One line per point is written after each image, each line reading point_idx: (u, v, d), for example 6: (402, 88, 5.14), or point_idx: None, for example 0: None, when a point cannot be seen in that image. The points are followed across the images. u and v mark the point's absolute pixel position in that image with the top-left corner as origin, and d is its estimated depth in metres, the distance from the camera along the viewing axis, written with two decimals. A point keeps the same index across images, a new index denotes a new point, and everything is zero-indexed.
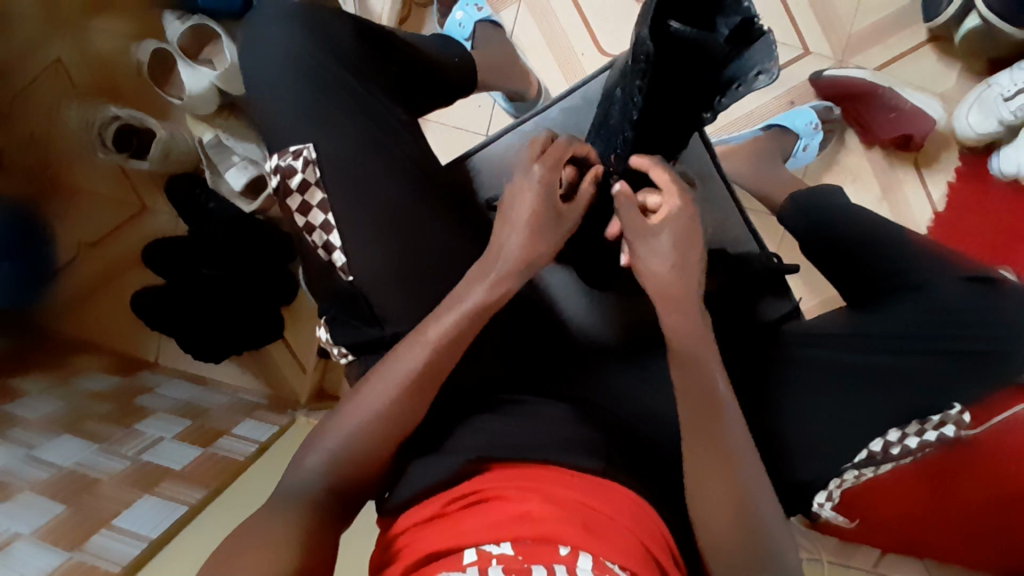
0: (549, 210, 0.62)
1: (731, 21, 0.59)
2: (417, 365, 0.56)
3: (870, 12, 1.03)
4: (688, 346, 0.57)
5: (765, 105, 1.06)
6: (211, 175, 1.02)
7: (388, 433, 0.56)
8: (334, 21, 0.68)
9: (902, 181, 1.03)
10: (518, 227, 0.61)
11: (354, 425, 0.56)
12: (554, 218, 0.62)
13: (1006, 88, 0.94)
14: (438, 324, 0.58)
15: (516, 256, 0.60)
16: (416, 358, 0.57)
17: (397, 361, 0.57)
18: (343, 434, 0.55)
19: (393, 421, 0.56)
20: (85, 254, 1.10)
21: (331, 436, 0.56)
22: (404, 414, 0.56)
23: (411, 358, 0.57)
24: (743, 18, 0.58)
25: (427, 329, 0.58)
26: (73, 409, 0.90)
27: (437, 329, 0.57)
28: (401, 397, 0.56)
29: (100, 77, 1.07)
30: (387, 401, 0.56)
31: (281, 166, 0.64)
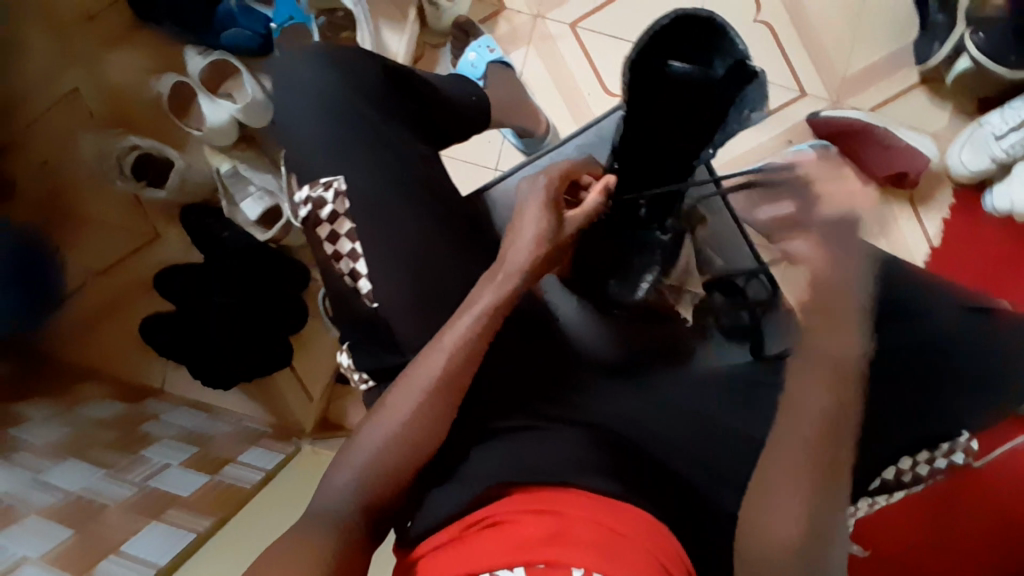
0: (552, 214, 0.66)
1: (725, 61, 0.71)
2: (435, 371, 0.60)
3: (862, 58, 1.09)
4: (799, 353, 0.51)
5: (764, 144, 1.09)
6: (227, 205, 1.02)
7: (412, 449, 0.58)
8: (361, 60, 0.71)
9: (898, 217, 1.06)
10: (525, 233, 0.65)
11: (380, 439, 0.58)
12: (557, 220, 0.66)
13: (997, 127, 0.99)
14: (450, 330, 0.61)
15: (523, 258, 0.64)
16: (434, 365, 0.60)
17: (414, 369, 0.60)
18: (370, 450, 0.58)
19: (415, 437, 0.58)
20: (95, 280, 1.11)
21: (358, 454, 0.58)
22: (427, 430, 0.59)
23: (431, 365, 0.60)
24: (735, 60, 0.71)
25: (443, 336, 0.61)
26: (79, 436, 0.90)
27: (452, 337, 0.60)
28: (422, 409, 0.59)
29: (119, 108, 1.10)
30: (409, 411, 0.59)
31: (312, 197, 0.66)
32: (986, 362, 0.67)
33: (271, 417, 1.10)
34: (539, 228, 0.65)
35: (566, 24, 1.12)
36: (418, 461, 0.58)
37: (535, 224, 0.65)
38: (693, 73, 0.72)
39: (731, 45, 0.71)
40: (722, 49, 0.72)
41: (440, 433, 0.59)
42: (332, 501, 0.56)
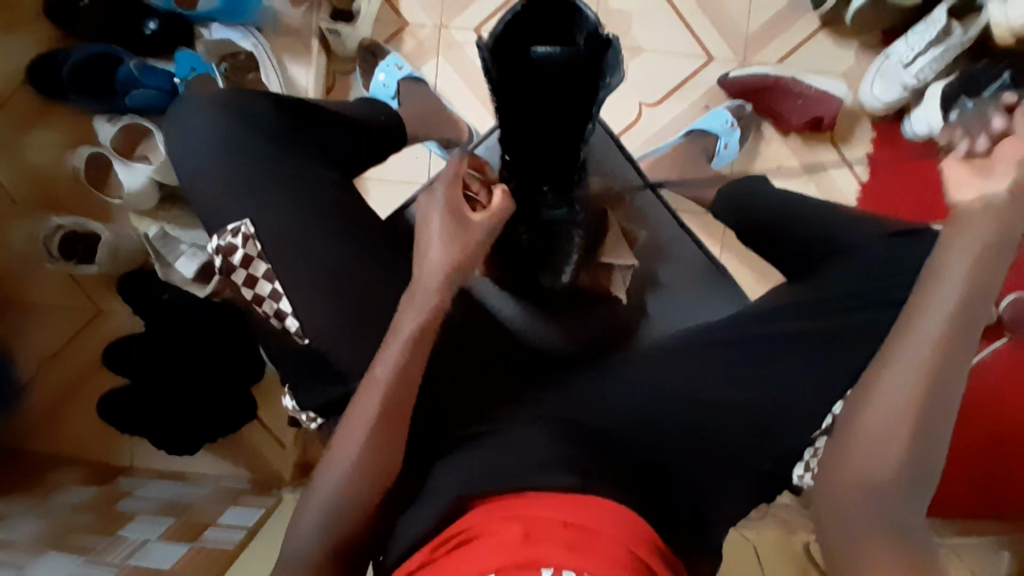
0: (457, 220, 0.62)
1: (581, 35, 0.62)
2: (373, 407, 0.56)
3: (761, 13, 1.11)
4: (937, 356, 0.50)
5: (682, 113, 1.11)
6: (161, 268, 1.00)
7: (369, 482, 0.57)
8: (251, 101, 0.71)
9: (824, 159, 1.09)
10: (434, 240, 0.62)
11: (335, 481, 0.56)
12: (462, 227, 0.62)
13: (904, 56, 1.03)
14: (380, 367, 0.58)
15: (439, 270, 0.60)
16: (370, 401, 0.57)
17: (354, 406, 0.58)
18: (329, 497, 0.56)
19: (375, 472, 0.57)
20: (47, 367, 1.08)
21: (318, 498, 0.56)
22: (385, 461, 0.57)
23: (368, 401, 0.57)
24: (590, 32, 0.62)
25: (375, 370, 0.58)
26: (52, 527, 0.87)
27: (383, 367, 0.58)
28: (367, 445, 0.56)
29: (38, 192, 1.08)
30: (356, 449, 0.56)
31: (221, 246, 0.65)
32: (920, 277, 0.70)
33: (247, 471, 1.09)
34: (445, 238, 0.61)
35: (470, 30, 1.13)
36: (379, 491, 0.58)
37: (441, 236, 0.61)
38: (567, 57, 0.60)
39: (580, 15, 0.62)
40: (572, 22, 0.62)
41: (392, 461, 0.58)
42: (302, 540, 0.55)
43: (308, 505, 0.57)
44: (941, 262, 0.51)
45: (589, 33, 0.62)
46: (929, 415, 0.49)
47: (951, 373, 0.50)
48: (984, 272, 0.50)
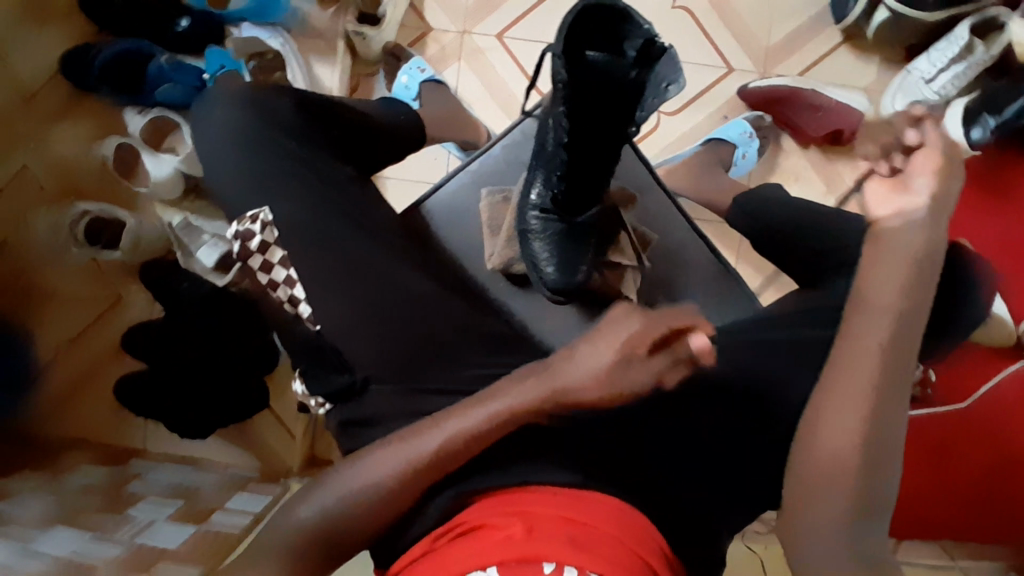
0: (625, 356, 0.59)
1: (636, 43, 0.65)
2: (430, 448, 0.57)
3: (782, 26, 1.11)
4: (890, 308, 0.59)
5: (700, 122, 1.12)
6: (183, 256, 1.04)
7: (397, 492, 0.56)
8: (275, 97, 0.73)
9: (842, 173, 1.09)
10: (580, 373, 0.58)
11: (377, 470, 0.57)
12: (625, 358, 0.59)
13: (926, 72, 1.03)
14: (453, 427, 0.57)
15: (557, 380, 0.59)
16: (431, 443, 0.57)
17: (415, 436, 0.58)
18: (336, 495, 0.56)
19: (406, 488, 0.57)
20: (67, 349, 1.11)
21: (353, 471, 0.57)
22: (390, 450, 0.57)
23: (457, 422, 0.57)
24: (646, 39, 0.64)
25: (451, 421, 0.58)
26: (65, 504, 0.88)
27: (458, 424, 0.57)
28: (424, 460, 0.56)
29: (66, 180, 1.11)
30: (385, 475, 0.56)
31: (240, 231, 0.68)
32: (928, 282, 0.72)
33: (256, 460, 1.10)
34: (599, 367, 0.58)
35: (492, 36, 1.14)
36: None
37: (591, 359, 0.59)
38: (608, 63, 0.65)
39: (637, 25, 0.65)
40: (628, 32, 0.65)
41: (400, 500, 0.57)
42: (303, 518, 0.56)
43: (316, 494, 0.57)
44: (878, 254, 0.63)
45: (643, 42, 0.64)
46: (885, 390, 0.57)
47: (912, 326, 0.58)
48: (922, 247, 0.61)
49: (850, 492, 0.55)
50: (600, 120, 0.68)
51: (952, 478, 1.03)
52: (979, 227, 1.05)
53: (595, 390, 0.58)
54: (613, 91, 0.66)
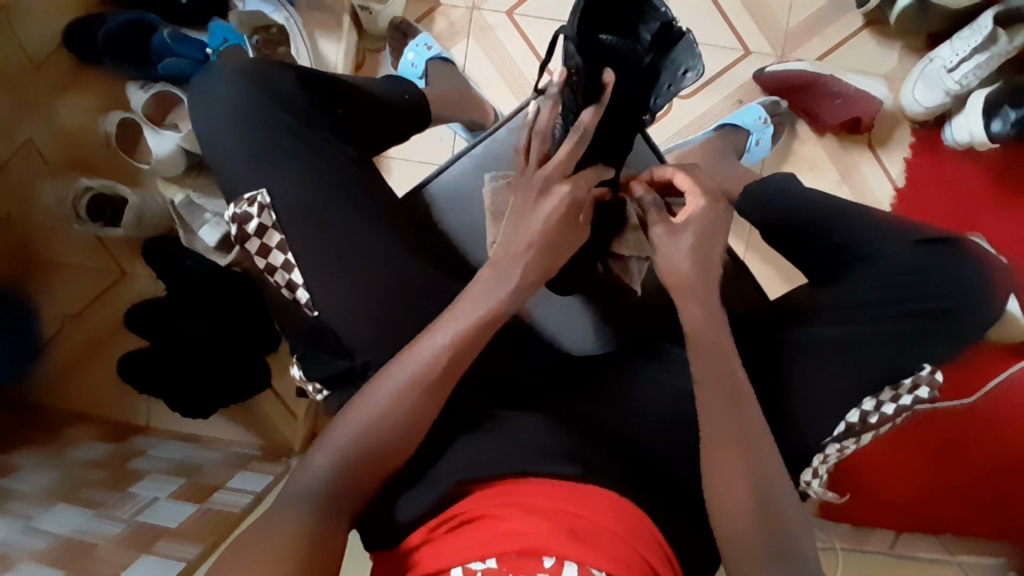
0: (573, 214, 0.64)
1: (652, 27, 0.65)
2: (431, 363, 0.59)
3: (803, 7, 1.07)
4: (708, 335, 0.62)
5: (714, 107, 1.09)
6: (186, 235, 1.01)
7: (407, 431, 0.59)
8: (276, 73, 0.71)
9: (859, 163, 1.06)
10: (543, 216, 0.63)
11: (385, 404, 0.58)
12: (575, 225, 0.65)
13: (948, 60, 0.98)
14: (432, 344, 0.60)
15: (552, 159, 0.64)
16: (437, 347, 0.59)
17: (419, 344, 0.60)
18: (355, 430, 0.58)
19: (413, 421, 0.59)
20: (72, 323, 1.11)
21: (359, 409, 0.59)
22: (391, 439, 0.58)
23: (438, 339, 0.60)
24: (662, 23, 0.64)
25: (440, 332, 0.60)
26: (67, 480, 0.90)
27: (447, 336, 0.60)
28: (424, 388, 0.59)
29: (72, 154, 1.11)
30: (396, 392, 0.58)
31: (237, 214, 0.66)
32: (949, 279, 0.69)
33: (258, 438, 1.11)
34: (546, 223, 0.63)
35: (502, 13, 1.11)
36: (383, 466, 0.59)
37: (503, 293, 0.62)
38: (627, 48, 0.64)
39: (652, 9, 0.65)
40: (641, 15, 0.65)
41: (425, 421, 0.59)
42: (308, 486, 0.57)
43: (334, 438, 0.58)
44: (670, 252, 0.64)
45: (661, 25, 0.64)
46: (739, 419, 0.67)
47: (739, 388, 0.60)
48: (705, 227, 0.65)
49: (769, 543, 0.54)
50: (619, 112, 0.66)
51: (954, 474, 1.02)
52: (994, 222, 1.02)
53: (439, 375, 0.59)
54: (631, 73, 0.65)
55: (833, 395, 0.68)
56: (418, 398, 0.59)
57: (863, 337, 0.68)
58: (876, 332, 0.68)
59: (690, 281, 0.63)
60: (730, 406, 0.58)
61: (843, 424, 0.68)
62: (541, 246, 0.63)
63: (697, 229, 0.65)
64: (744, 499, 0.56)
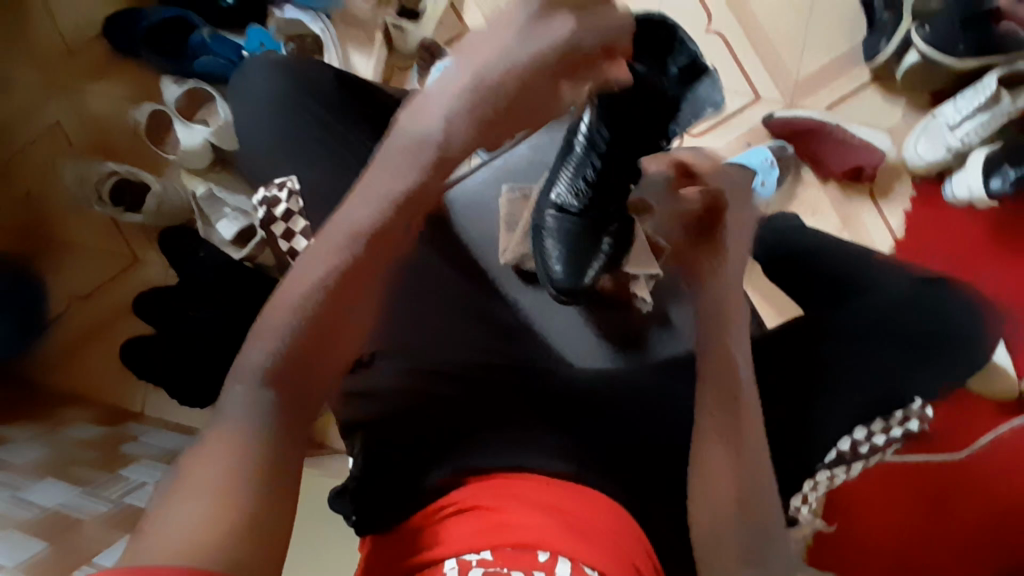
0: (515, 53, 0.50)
1: (680, 61, 0.66)
2: (359, 229, 0.48)
3: (812, 60, 1.12)
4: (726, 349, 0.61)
5: (723, 146, 1.13)
6: (203, 226, 1.07)
7: (339, 321, 0.47)
8: (316, 70, 0.74)
9: (860, 210, 1.10)
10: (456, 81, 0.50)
11: (292, 312, 0.46)
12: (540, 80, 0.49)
13: (950, 118, 1.02)
14: (353, 216, 0.49)
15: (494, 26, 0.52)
16: (362, 215, 0.49)
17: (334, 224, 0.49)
18: (264, 348, 0.45)
19: (323, 332, 0.46)
20: (78, 304, 1.12)
21: (274, 314, 0.47)
22: (305, 346, 0.46)
23: (355, 213, 0.49)
24: (690, 59, 0.66)
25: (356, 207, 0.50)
26: (58, 456, 0.90)
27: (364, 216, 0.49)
28: (321, 290, 0.46)
29: (100, 140, 1.14)
30: (314, 279, 0.47)
31: (266, 197, 0.69)
32: (941, 317, 0.71)
33: None
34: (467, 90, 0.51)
35: None
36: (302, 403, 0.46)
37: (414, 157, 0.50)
38: (655, 78, 0.63)
39: (682, 43, 0.66)
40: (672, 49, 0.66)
41: (347, 324, 0.47)
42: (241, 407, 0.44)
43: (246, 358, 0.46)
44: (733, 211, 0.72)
45: (688, 59, 0.66)
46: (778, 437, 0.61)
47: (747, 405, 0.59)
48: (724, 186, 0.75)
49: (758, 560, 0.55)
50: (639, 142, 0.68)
51: (942, 527, 1.01)
52: (988, 278, 1.04)
53: (359, 251, 0.48)
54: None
55: (827, 424, 0.69)
56: (340, 296, 0.47)
57: (860, 369, 0.70)
58: (869, 364, 0.70)
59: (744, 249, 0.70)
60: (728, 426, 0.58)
61: (835, 450, 0.68)
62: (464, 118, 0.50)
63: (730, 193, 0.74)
64: (737, 515, 0.56)
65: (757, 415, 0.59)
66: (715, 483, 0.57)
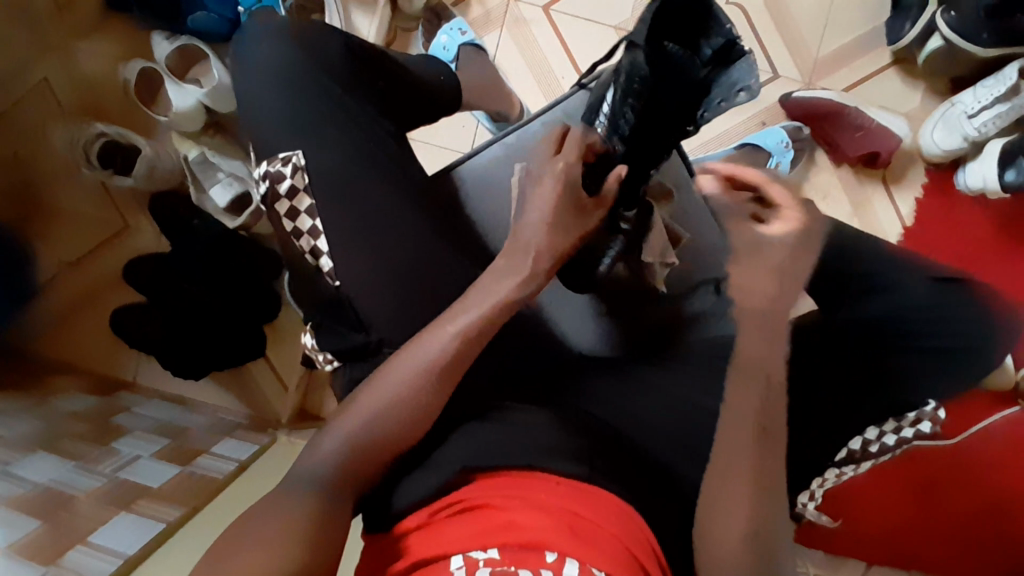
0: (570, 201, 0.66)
1: (715, 42, 0.67)
2: (439, 354, 0.59)
3: (833, 39, 1.09)
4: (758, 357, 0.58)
5: (738, 126, 1.10)
6: (195, 192, 1.00)
7: (410, 425, 0.58)
8: (323, 37, 0.70)
9: (872, 197, 1.08)
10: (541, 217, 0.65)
11: (374, 413, 0.58)
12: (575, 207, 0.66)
13: (969, 106, 1.00)
14: (434, 346, 0.59)
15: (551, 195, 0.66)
16: (439, 347, 0.59)
17: (417, 346, 0.60)
18: (361, 421, 0.57)
19: (406, 422, 0.58)
20: (66, 270, 1.08)
21: (367, 402, 0.58)
22: (391, 438, 0.58)
23: (433, 345, 0.59)
24: (726, 40, 0.66)
25: (448, 322, 0.61)
26: (49, 429, 0.87)
27: (458, 323, 0.60)
28: (401, 405, 0.58)
29: (88, 100, 1.08)
30: (399, 393, 0.58)
31: (270, 172, 0.65)
32: (958, 318, 0.70)
33: (247, 408, 1.08)
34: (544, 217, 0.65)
35: (539, 7, 1.11)
36: (366, 469, 0.57)
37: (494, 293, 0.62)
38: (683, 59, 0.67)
39: (718, 24, 0.66)
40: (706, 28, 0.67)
41: (429, 416, 0.59)
42: (312, 470, 0.56)
43: (340, 423, 0.58)
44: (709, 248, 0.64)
45: (724, 40, 0.66)
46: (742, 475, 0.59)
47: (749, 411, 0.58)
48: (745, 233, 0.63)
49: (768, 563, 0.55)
50: (661, 121, 0.69)
51: (932, 517, 1.03)
52: (995, 271, 1.04)
53: (437, 374, 0.59)
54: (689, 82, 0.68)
55: (836, 423, 0.68)
56: (421, 404, 0.58)
57: (874, 367, 0.69)
58: (882, 362, 0.70)
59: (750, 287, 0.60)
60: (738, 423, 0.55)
61: (847, 449, 0.70)
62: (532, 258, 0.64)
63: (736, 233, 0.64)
64: None
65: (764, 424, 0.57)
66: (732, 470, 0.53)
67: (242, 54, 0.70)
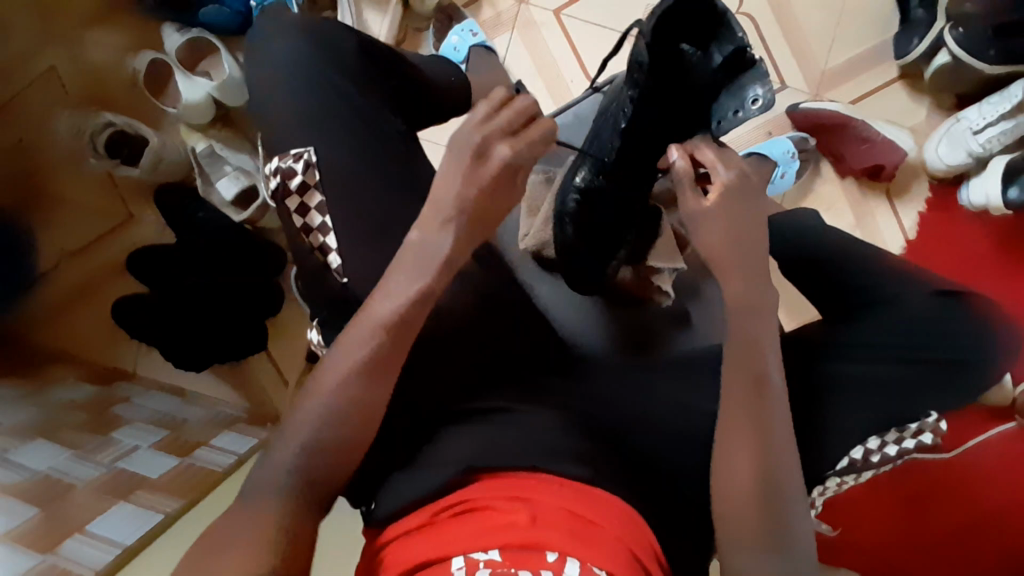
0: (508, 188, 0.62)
1: (726, 48, 0.63)
2: (370, 342, 0.56)
3: (840, 52, 1.10)
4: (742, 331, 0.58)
5: (743, 135, 1.11)
6: (202, 185, 1.01)
7: (356, 416, 0.55)
8: (340, 34, 0.70)
9: (875, 210, 1.08)
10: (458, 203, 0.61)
11: (317, 411, 0.55)
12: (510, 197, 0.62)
13: (974, 122, 1.01)
14: (357, 336, 0.57)
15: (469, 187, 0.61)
16: (366, 337, 0.57)
17: (348, 336, 0.57)
18: (308, 423, 0.54)
19: (349, 416, 0.55)
20: (69, 261, 1.08)
21: (309, 403, 0.55)
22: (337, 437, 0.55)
23: (359, 338, 0.57)
24: (737, 47, 0.63)
25: (374, 305, 0.58)
26: (46, 417, 0.87)
27: (385, 309, 0.57)
28: (336, 406, 0.55)
29: (95, 88, 1.08)
30: (342, 392, 0.55)
31: (281, 168, 0.66)
32: (962, 334, 0.70)
33: (245, 401, 1.08)
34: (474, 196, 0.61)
35: (550, 11, 1.11)
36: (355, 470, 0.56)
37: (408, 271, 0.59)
38: (694, 62, 0.65)
39: (731, 30, 0.63)
40: (718, 34, 0.64)
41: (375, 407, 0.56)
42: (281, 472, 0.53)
43: (285, 431, 0.55)
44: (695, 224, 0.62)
45: (736, 47, 0.63)
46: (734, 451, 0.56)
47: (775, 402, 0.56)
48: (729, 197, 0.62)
49: None
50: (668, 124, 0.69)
51: (926, 530, 1.03)
52: (996, 289, 1.04)
53: (370, 368, 0.56)
54: (695, 86, 0.66)
55: (836, 433, 0.69)
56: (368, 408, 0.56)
57: (877, 379, 0.70)
58: (893, 377, 0.69)
59: (727, 257, 0.60)
60: (755, 394, 0.55)
61: (847, 459, 0.69)
62: (466, 233, 0.61)
63: (733, 198, 0.62)
64: None
65: (784, 401, 0.56)
66: (720, 470, 0.54)
67: (254, 53, 0.70)
